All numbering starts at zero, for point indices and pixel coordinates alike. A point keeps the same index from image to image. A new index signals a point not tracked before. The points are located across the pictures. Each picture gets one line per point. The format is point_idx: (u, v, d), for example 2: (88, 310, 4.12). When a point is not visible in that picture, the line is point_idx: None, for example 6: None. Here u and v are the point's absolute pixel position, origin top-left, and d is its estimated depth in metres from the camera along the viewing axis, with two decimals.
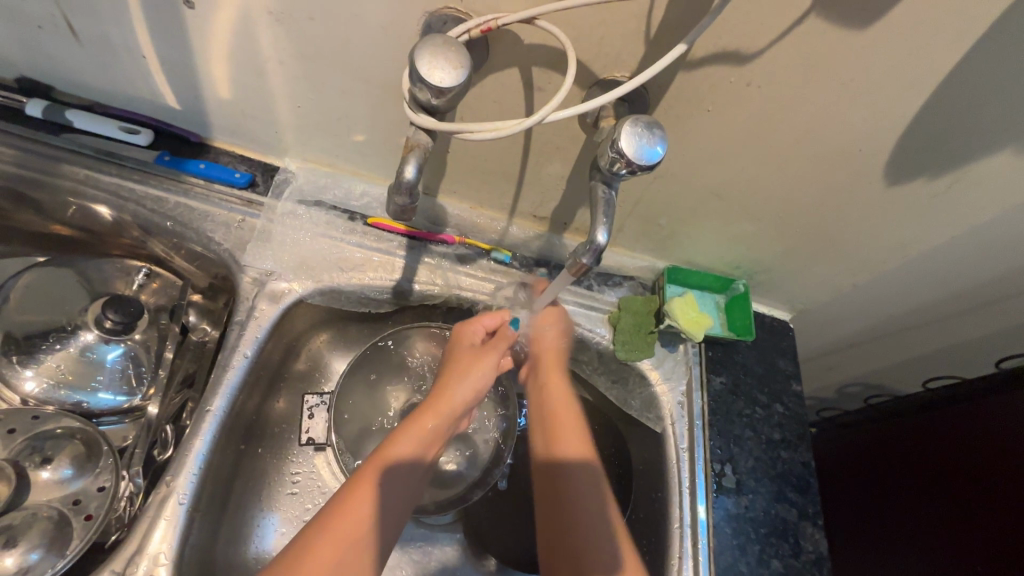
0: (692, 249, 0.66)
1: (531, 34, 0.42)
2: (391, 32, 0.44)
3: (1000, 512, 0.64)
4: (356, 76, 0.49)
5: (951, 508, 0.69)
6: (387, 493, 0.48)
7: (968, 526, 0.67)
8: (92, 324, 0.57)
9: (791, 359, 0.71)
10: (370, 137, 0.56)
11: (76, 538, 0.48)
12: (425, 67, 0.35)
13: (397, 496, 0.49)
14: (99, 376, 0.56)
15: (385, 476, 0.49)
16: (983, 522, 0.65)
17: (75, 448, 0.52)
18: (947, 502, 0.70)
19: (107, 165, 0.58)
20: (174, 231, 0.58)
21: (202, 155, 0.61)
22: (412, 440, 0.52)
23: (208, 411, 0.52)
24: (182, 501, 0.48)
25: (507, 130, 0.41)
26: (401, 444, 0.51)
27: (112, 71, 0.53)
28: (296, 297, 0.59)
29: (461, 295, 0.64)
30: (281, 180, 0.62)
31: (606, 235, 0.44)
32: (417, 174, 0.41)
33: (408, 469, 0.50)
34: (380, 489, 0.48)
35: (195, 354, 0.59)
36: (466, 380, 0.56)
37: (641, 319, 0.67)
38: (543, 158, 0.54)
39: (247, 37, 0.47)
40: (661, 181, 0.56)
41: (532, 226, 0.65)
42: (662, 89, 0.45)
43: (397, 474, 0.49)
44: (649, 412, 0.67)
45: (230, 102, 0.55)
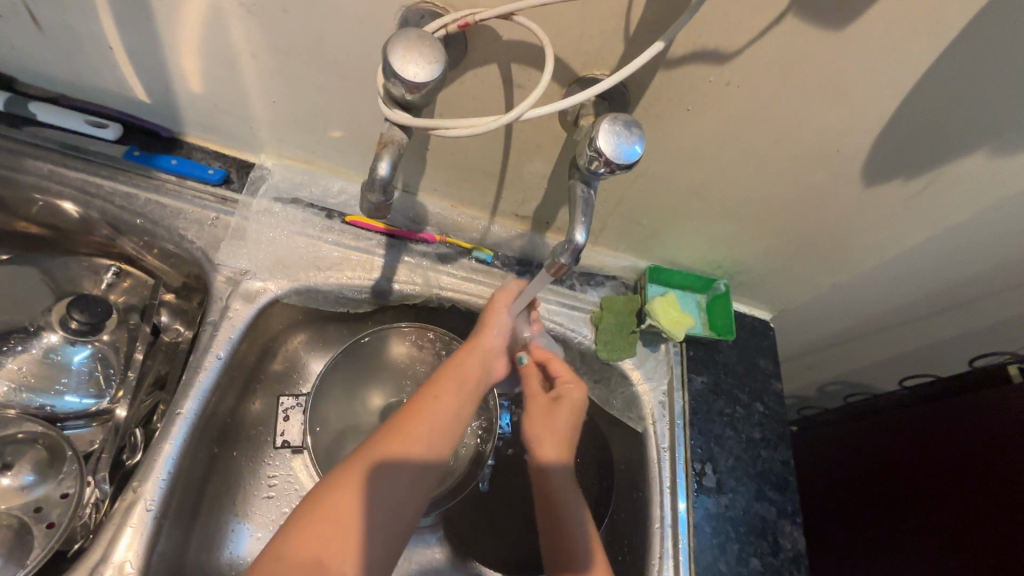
0: (674, 249, 0.66)
1: (508, 30, 0.41)
2: (367, 25, 0.43)
3: (988, 507, 0.64)
4: (331, 71, 0.48)
5: (939, 504, 0.69)
6: (375, 490, 0.46)
7: (956, 524, 0.66)
8: (56, 324, 0.55)
9: (771, 358, 0.72)
10: (348, 133, 0.55)
11: (36, 547, 0.46)
12: (398, 61, 0.34)
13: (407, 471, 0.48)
14: (64, 379, 0.54)
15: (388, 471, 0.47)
16: (976, 518, 0.64)
17: (37, 453, 0.50)
18: (939, 499, 0.69)
19: (72, 158, 0.55)
20: (144, 230, 0.57)
21: (174, 150, 0.59)
22: (422, 426, 0.50)
23: (178, 414, 0.51)
24: (150, 506, 0.47)
25: (484, 126, 0.39)
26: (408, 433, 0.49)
27: (77, 62, 0.51)
28: (272, 296, 0.58)
29: (442, 294, 0.64)
30: (256, 177, 0.60)
31: (585, 234, 0.43)
32: (391, 171, 0.39)
33: (424, 446, 0.49)
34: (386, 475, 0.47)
35: (167, 353, 0.57)
36: (478, 361, 0.56)
37: (624, 319, 0.67)
38: (524, 157, 0.54)
39: (219, 28, 0.45)
40: (642, 180, 0.55)
41: (514, 225, 0.65)
42: (642, 87, 0.45)
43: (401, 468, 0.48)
44: (631, 411, 0.67)
45: (203, 96, 0.53)
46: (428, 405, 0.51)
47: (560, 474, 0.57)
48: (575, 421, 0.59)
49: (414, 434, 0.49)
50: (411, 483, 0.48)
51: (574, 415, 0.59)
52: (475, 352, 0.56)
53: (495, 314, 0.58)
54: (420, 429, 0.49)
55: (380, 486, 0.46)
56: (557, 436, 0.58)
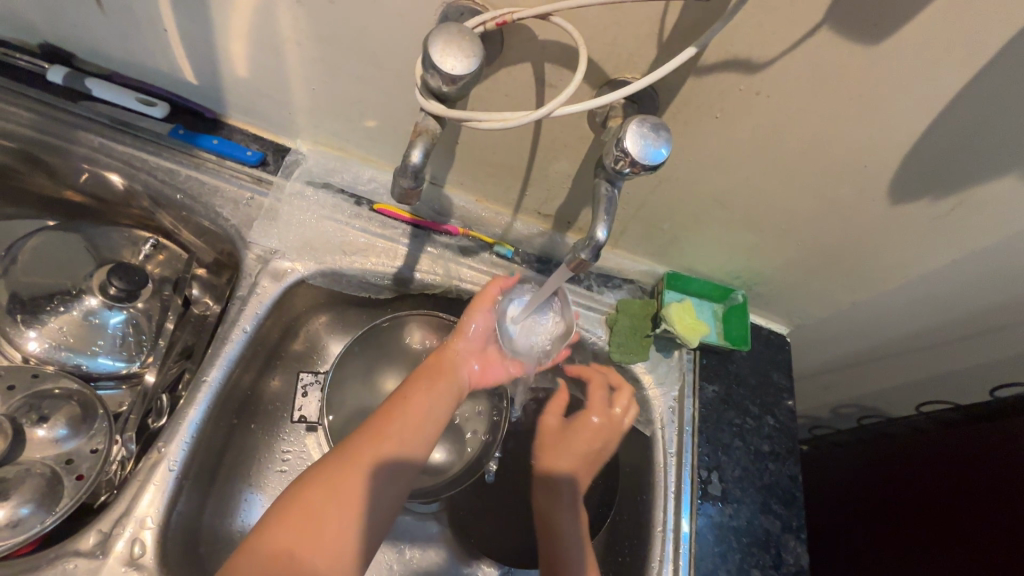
0: (694, 256, 0.67)
1: (545, 30, 0.42)
2: (408, 20, 0.45)
3: (1001, 539, 0.62)
4: (371, 63, 0.50)
5: (952, 534, 0.67)
6: (376, 486, 0.50)
7: (968, 555, 0.65)
8: (96, 289, 0.57)
9: (785, 372, 0.71)
10: (382, 123, 0.57)
11: (66, 496, 0.48)
12: (437, 54, 0.35)
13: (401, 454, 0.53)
14: (100, 341, 0.56)
15: (379, 466, 0.51)
16: (987, 550, 0.63)
17: (72, 408, 0.52)
18: (951, 528, 0.68)
19: (121, 134, 0.58)
20: (183, 204, 0.59)
21: (216, 131, 0.62)
22: (407, 423, 0.55)
23: (204, 381, 0.53)
24: (172, 467, 0.49)
25: (515, 121, 0.40)
26: (395, 430, 0.53)
27: (132, 41, 0.53)
28: (299, 277, 0.60)
29: (462, 286, 0.65)
30: (291, 161, 0.63)
31: (606, 232, 0.44)
32: (423, 159, 0.41)
33: (413, 437, 0.54)
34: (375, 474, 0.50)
35: (195, 326, 0.61)
36: (452, 361, 0.63)
37: (638, 323, 0.67)
38: (551, 156, 0.55)
39: (267, 16, 0.48)
40: (666, 186, 0.56)
41: (536, 223, 0.66)
42: (672, 92, 0.46)
43: (394, 459, 0.52)
44: (640, 415, 0.68)
45: (247, 80, 0.56)
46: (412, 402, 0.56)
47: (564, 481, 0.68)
48: (597, 437, 0.69)
49: (399, 429, 0.54)
50: (396, 478, 0.52)
51: (593, 434, 0.69)
52: (446, 354, 0.63)
53: (473, 316, 0.63)
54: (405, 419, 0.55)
55: (372, 483, 0.50)
56: (573, 451, 0.69)
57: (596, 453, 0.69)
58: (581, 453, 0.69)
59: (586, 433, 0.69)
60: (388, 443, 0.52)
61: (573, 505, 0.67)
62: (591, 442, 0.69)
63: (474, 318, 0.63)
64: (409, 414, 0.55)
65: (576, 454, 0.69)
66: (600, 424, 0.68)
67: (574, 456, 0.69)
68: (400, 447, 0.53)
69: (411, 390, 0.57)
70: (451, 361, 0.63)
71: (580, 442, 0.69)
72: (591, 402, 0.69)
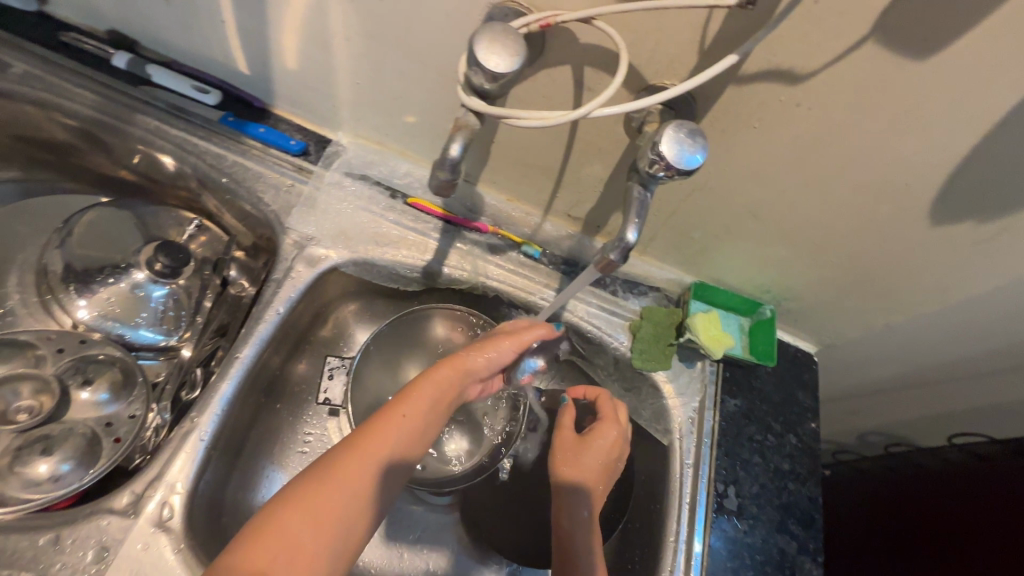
0: (722, 268, 0.66)
1: (587, 34, 0.43)
2: (455, 18, 0.46)
3: None
4: (415, 60, 0.51)
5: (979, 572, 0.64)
6: (381, 488, 0.45)
7: None
8: (143, 264, 0.59)
9: (810, 392, 0.70)
10: (421, 119, 0.59)
11: (103, 456, 0.51)
12: (482, 52, 0.36)
13: (391, 476, 0.46)
14: (143, 313, 0.59)
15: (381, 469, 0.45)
16: None
17: (113, 374, 0.54)
18: (979, 565, 0.65)
19: (175, 119, 0.61)
20: (228, 187, 0.62)
21: (263, 119, 0.64)
22: (404, 437, 0.47)
23: (237, 357, 0.55)
24: (203, 438, 0.50)
25: (554, 120, 0.41)
26: (394, 440, 0.47)
27: (193, 31, 0.56)
28: (332, 264, 0.62)
29: (488, 283, 0.66)
30: (331, 152, 0.65)
31: (637, 234, 0.44)
32: (462, 153, 0.42)
33: (405, 455, 0.48)
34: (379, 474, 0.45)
35: (231, 306, 0.63)
36: (459, 375, 0.53)
37: (662, 331, 0.67)
38: (584, 159, 0.56)
39: (320, 11, 0.50)
40: (699, 194, 0.56)
41: (565, 226, 0.66)
42: (710, 100, 0.46)
43: (390, 467, 0.46)
44: (658, 424, 0.68)
45: (295, 72, 0.58)
46: (412, 410, 0.49)
47: (581, 491, 0.59)
48: (609, 452, 0.62)
49: (396, 438, 0.47)
50: (392, 486, 0.47)
51: (610, 448, 0.62)
52: (454, 366, 0.53)
53: (498, 348, 0.56)
54: (400, 433, 0.47)
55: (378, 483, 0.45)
56: (590, 466, 0.61)
57: (607, 468, 0.62)
58: (597, 472, 0.61)
59: (601, 448, 0.62)
60: (385, 451, 0.46)
61: (588, 523, 0.57)
62: (605, 457, 0.62)
63: (500, 350, 0.56)
64: (406, 429, 0.48)
65: (592, 465, 0.61)
66: (614, 442, 0.62)
67: (590, 471, 0.61)
68: (397, 456, 0.47)
69: (411, 398, 0.49)
70: (458, 376, 0.53)
71: (594, 455, 0.62)
72: (606, 415, 0.63)
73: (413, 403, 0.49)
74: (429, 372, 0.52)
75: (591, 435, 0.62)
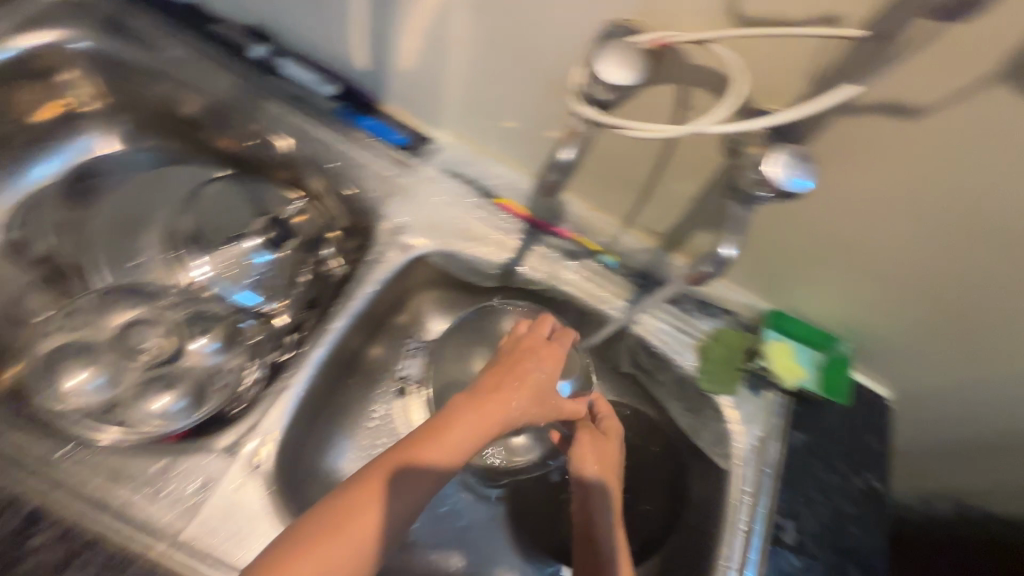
0: (802, 298, 0.65)
1: (699, 55, 0.45)
2: (572, 33, 0.49)
3: None
4: (525, 69, 0.55)
5: None
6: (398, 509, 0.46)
7: None
8: (255, 233, 0.66)
9: (882, 438, 0.67)
10: (520, 124, 0.62)
11: (209, 400, 0.56)
12: (602, 65, 0.39)
13: (413, 501, 0.47)
14: (249, 276, 0.65)
15: (398, 491, 0.46)
16: None
17: (223, 329, 0.60)
18: None
19: (294, 106, 0.66)
20: (334, 171, 0.66)
21: (371, 112, 0.69)
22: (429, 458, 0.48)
23: (329, 328, 0.59)
24: (295, 395, 0.55)
25: (666, 134, 0.43)
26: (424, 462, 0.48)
27: (327, 30, 0.63)
28: (422, 252, 0.66)
29: (562, 287, 0.67)
30: (432, 148, 0.70)
31: (734, 250, 0.45)
32: (571, 157, 0.46)
33: (424, 492, 0.48)
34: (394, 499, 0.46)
35: (322, 280, 0.66)
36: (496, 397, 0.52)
37: (732, 355, 0.67)
38: (676, 175, 0.57)
39: (445, 17, 0.54)
40: (789, 220, 0.56)
41: (644, 240, 0.68)
42: (816, 128, 0.46)
43: (409, 490, 0.47)
44: (719, 447, 0.66)
45: (410, 72, 0.62)
46: (445, 446, 0.49)
47: (599, 491, 0.59)
48: (618, 452, 0.62)
49: (423, 463, 0.48)
50: (413, 508, 0.47)
51: (618, 449, 0.62)
52: (489, 392, 0.52)
53: (543, 369, 0.56)
54: (430, 463, 0.48)
55: (391, 509, 0.46)
56: (610, 469, 0.60)
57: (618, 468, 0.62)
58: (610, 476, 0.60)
59: (614, 449, 0.62)
60: (404, 477, 0.47)
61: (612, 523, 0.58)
62: (615, 457, 0.61)
63: (542, 372, 0.56)
64: (430, 456, 0.48)
65: (615, 465, 0.61)
66: (615, 442, 0.62)
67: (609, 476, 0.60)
68: (416, 479, 0.47)
69: (432, 425, 0.50)
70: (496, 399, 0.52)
71: (609, 459, 0.60)
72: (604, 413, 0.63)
73: (446, 439, 0.49)
74: (460, 399, 0.52)
75: (604, 442, 0.61)
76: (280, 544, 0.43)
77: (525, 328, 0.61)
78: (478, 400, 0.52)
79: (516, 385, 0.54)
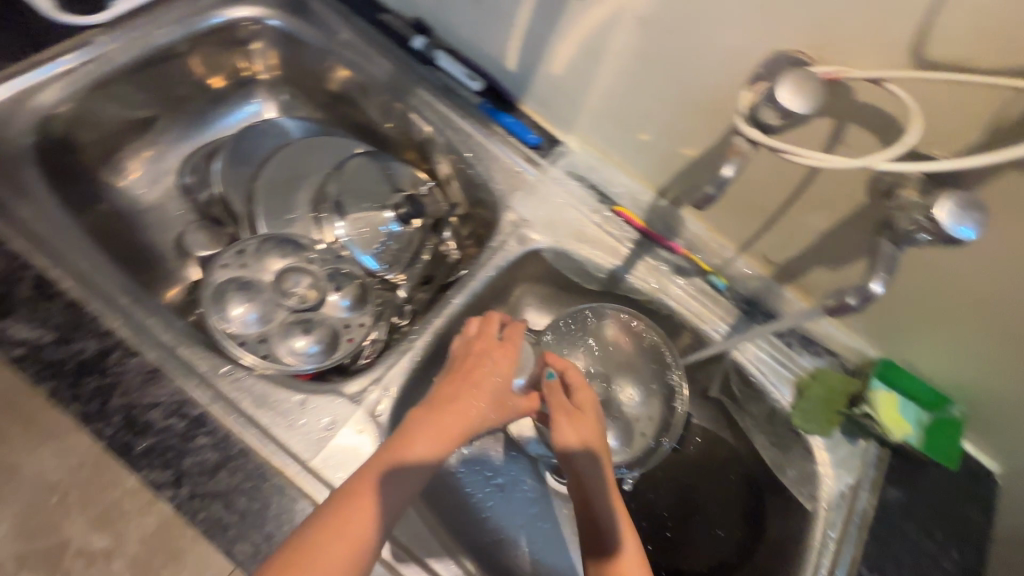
0: (919, 352, 0.63)
1: (868, 92, 0.46)
2: (736, 58, 0.51)
3: None
4: (675, 86, 0.57)
5: None
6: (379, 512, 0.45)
7: None
8: (391, 206, 0.70)
9: (984, 513, 0.64)
10: (655, 138, 0.64)
11: (340, 348, 0.62)
12: (783, 90, 0.41)
13: (394, 507, 0.46)
14: (380, 245, 0.69)
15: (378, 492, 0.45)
16: None
17: (355, 288, 0.65)
18: None
19: (444, 96, 0.72)
20: (468, 161, 0.71)
21: (510, 111, 0.73)
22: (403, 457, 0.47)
23: (450, 302, 0.64)
24: (416, 357, 0.60)
25: (833, 162, 0.44)
26: (397, 463, 0.47)
27: (487, 30, 0.68)
28: (539, 247, 0.69)
29: (665, 301, 0.69)
30: (560, 151, 0.73)
31: (883, 286, 0.44)
32: (732, 175, 0.45)
33: (401, 494, 0.46)
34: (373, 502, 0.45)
35: (438, 260, 0.73)
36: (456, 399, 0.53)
37: (834, 397, 0.65)
38: (808, 208, 0.57)
39: (608, 30, 0.57)
40: (923, 270, 0.55)
41: (757, 267, 0.68)
42: (979, 180, 0.46)
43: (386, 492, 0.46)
44: (804, 487, 0.65)
45: (557, 77, 0.66)
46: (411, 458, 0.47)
47: (587, 465, 0.54)
48: (598, 423, 0.58)
49: (395, 467, 0.47)
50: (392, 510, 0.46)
51: (596, 418, 0.58)
52: (448, 399, 0.52)
53: (501, 373, 0.56)
54: (404, 472, 0.47)
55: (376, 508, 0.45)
56: (588, 442, 0.56)
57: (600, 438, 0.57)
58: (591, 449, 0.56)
59: (592, 422, 0.58)
60: (377, 480, 0.46)
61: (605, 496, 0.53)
62: (592, 429, 0.57)
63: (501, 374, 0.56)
64: (402, 458, 0.47)
65: (594, 435, 0.57)
66: (593, 411, 0.59)
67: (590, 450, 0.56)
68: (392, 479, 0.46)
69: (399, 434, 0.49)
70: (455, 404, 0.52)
71: (587, 432, 0.57)
72: (579, 384, 0.60)
73: (412, 449, 0.48)
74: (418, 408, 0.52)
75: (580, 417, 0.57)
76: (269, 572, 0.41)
77: (474, 325, 0.59)
78: (439, 408, 0.51)
79: (472, 392, 0.53)
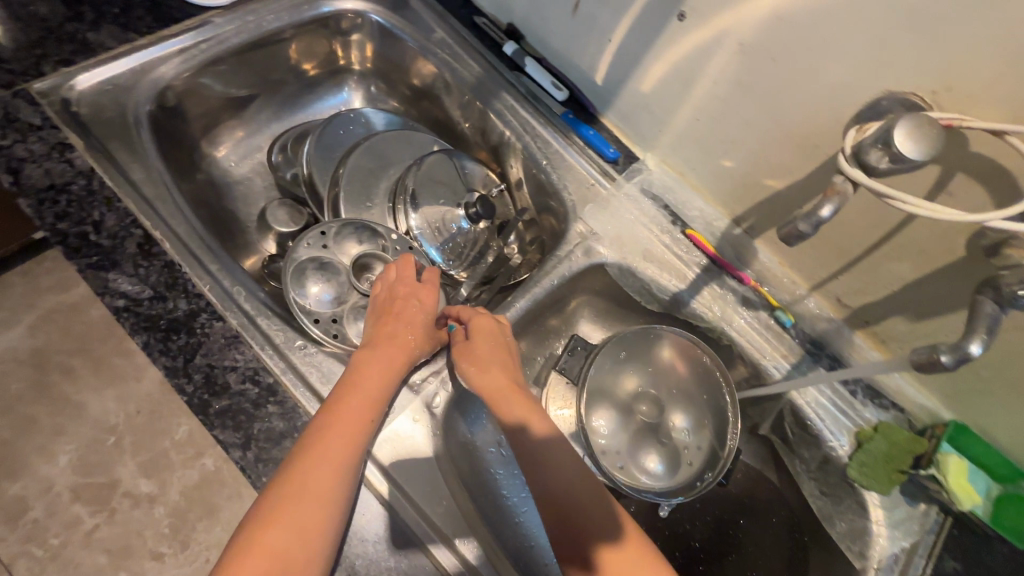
0: (997, 419, 0.59)
1: (984, 144, 0.44)
2: (839, 94, 0.50)
3: None
4: (769, 117, 0.56)
5: None
6: (348, 444, 0.48)
7: None
8: (461, 204, 0.71)
9: None
10: (738, 166, 0.63)
11: None
12: (899, 136, 0.40)
13: (358, 441, 0.49)
14: (449, 242, 0.70)
15: (336, 426, 0.49)
16: None
17: None
18: None
19: (528, 103, 0.74)
20: (543, 169, 0.72)
21: (592, 123, 0.74)
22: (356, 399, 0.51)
23: (513, 305, 0.66)
24: None
25: (942, 214, 0.42)
26: (348, 404, 0.51)
27: (579, 43, 0.68)
28: (604, 260, 0.69)
29: (729, 331, 0.67)
30: (636, 168, 0.72)
31: (981, 349, 0.43)
32: (829, 215, 0.44)
33: (362, 427, 0.50)
34: (333, 435, 0.48)
35: (500, 263, 0.75)
36: (390, 343, 0.57)
37: (897, 455, 0.61)
38: (896, 255, 0.55)
39: (706, 54, 0.57)
40: (1017, 334, 0.52)
41: (828, 307, 0.65)
42: None
43: (346, 430, 0.49)
44: (854, 544, 0.62)
45: (643, 95, 0.66)
46: (350, 404, 0.51)
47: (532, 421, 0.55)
48: (507, 356, 0.60)
49: (347, 408, 0.51)
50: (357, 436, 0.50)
51: (505, 352, 0.60)
52: (381, 345, 0.56)
53: (414, 311, 0.60)
54: (359, 414, 0.51)
55: (341, 442, 0.48)
56: (506, 380, 0.58)
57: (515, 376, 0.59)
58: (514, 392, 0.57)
59: (497, 350, 0.59)
60: (332, 421, 0.49)
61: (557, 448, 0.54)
62: (502, 364, 0.59)
63: (417, 312, 0.60)
64: (352, 398, 0.51)
65: (504, 363, 0.59)
66: (504, 346, 0.60)
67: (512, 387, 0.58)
68: (350, 415, 0.50)
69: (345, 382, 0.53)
70: (391, 349, 0.56)
71: (498, 367, 0.58)
72: (478, 319, 0.61)
73: (355, 392, 0.52)
74: (357, 359, 0.55)
75: (481, 351, 0.59)
76: (236, 541, 0.43)
77: (393, 271, 0.62)
78: (376, 348, 0.56)
79: (403, 329, 0.58)
